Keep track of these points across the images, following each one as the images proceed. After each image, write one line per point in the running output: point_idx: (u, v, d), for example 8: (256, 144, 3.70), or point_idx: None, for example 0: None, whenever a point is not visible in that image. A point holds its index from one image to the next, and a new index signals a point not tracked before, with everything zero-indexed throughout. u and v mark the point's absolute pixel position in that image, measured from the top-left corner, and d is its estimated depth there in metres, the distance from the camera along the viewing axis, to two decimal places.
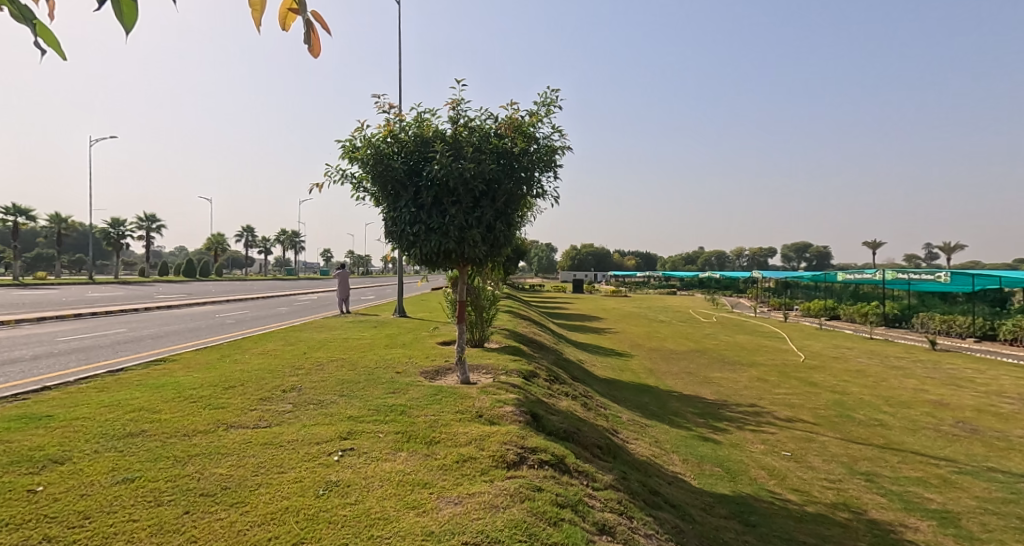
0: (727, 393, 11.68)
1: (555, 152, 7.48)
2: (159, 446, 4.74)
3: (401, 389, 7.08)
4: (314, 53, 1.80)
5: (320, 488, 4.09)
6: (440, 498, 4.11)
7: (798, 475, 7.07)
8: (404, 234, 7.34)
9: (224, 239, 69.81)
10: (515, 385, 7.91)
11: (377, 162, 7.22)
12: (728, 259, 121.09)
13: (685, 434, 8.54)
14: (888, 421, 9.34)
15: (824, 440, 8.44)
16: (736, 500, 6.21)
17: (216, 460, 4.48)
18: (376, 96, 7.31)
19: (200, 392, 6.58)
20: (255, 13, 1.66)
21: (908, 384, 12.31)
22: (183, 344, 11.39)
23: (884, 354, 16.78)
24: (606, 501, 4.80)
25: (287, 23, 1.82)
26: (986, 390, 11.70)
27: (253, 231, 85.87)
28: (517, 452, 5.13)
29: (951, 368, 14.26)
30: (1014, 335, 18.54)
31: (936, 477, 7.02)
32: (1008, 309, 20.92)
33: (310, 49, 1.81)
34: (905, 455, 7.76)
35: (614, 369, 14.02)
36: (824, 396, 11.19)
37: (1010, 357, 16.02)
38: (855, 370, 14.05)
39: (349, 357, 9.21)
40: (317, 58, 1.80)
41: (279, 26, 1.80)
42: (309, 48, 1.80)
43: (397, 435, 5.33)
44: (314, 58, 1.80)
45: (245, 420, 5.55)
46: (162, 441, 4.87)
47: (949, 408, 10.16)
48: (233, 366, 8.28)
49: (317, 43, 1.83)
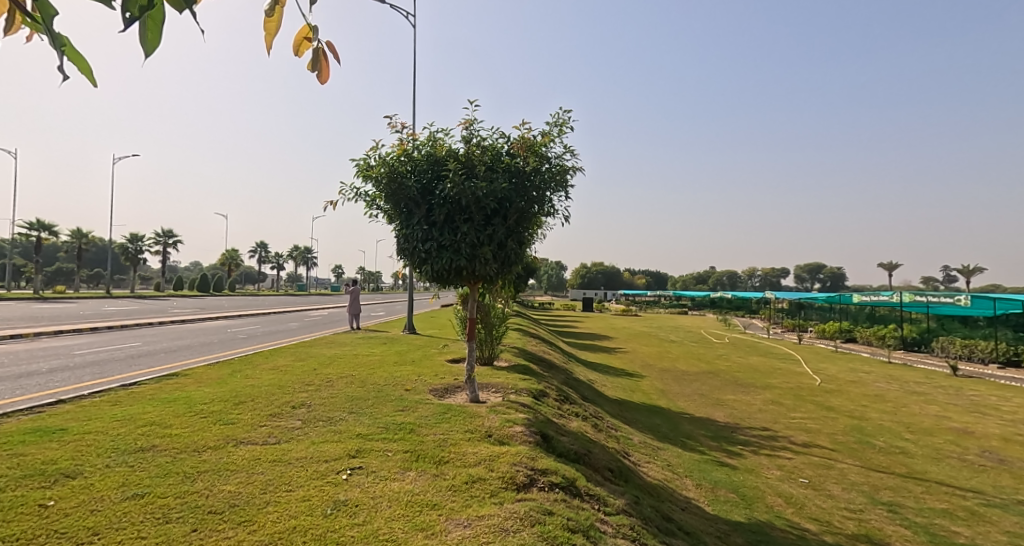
0: (740, 416, 11.49)
1: (566, 172, 7.47)
2: (170, 462, 4.70)
3: (410, 407, 7.02)
4: (321, 82, 1.78)
5: (328, 508, 4.02)
6: (449, 520, 4.02)
7: (817, 503, 6.87)
8: (416, 251, 7.36)
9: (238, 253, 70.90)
10: (525, 404, 7.82)
11: (391, 181, 7.27)
12: (740, 280, 120.14)
13: (698, 458, 8.35)
14: (911, 449, 9.09)
15: (843, 467, 8.22)
16: (752, 528, 6.04)
17: (226, 477, 4.43)
18: (389, 117, 7.43)
19: (210, 407, 6.56)
20: (267, 34, 1.63)
21: (929, 411, 12.01)
22: (195, 359, 11.42)
23: (903, 379, 16.42)
24: (618, 526, 4.68)
25: (299, 50, 1.80)
26: (1012, 418, 11.37)
27: (266, 247, 87.28)
28: (527, 474, 5.03)
29: (975, 395, 13.90)
30: None
31: (963, 509, 6.79)
32: None
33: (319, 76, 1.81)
34: (929, 486, 7.53)
35: (625, 390, 13.83)
36: (843, 421, 10.94)
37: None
38: (873, 395, 13.75)
39: (358, 374, 9.16)
40: (324, 86, 1.79)
41: (290, 53, 1.78)
42: (318, 76, 1.79)
43: (406, 454, 5.25)
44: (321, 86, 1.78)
45: (255, 436, 5.52)
46: (173, 456, 4.83)
47: (974, 437, 9.87)
48: (243, 381, 8.26)
49: (325, 72, 1.81)
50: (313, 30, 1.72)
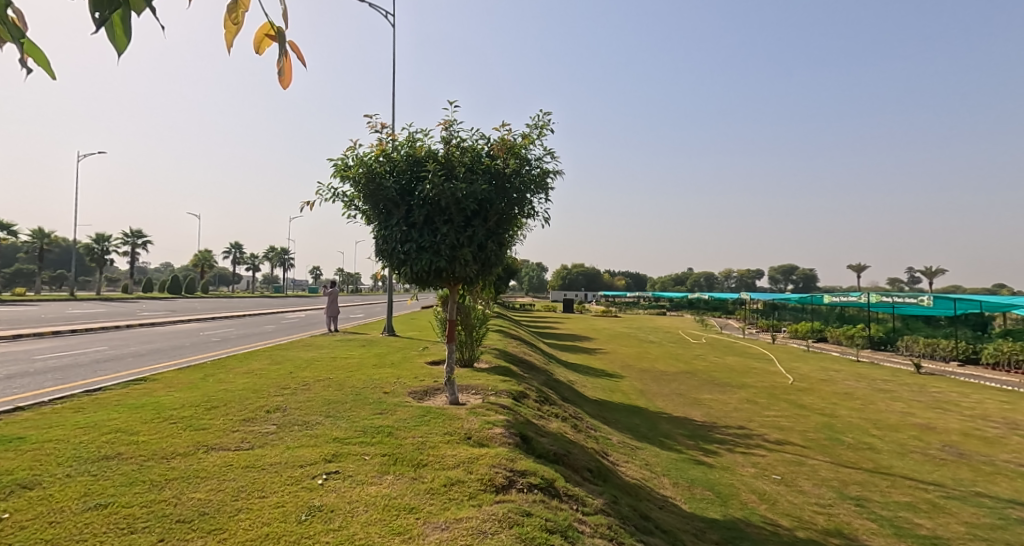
0: (717, 414, 11.69)
1: (546, 174, 7.55)
2: (136, 470, 4.63)
3: (389, 410, 7.01)
4: (285, 83, 1.79)
5: (303, 514, 4.01)
6: (426, 524, 4.04)
7: (789, 499, 7.04)
8: (394, 252, 7.33)
9: (210, 254, 69.79)
10: (505, 406, 7.87)
11: (369, 181, 7.26)
12: (717, 281, 121.90)
13: (676, 457, 8.49)
14: (877, 445, 9.37)
15: (814, 464, 8.42)
16: (727, 525, 6.17)
17: (195, 485, 4.38)
18: (368, 117, 7.39)
19: (180, 413, 6.47)
20: (232, 34, 1.65)
21: (895, 407, 12.37)
22: (164, 363, 11.20)
23: (871, 377, 16.89)
24: (596, 526, 4.75)
25: (261, 48, 1.82)
26: (971, 413, 11.79)
27: (240, 248, 86.04)
28: (506, 476, 5.06)
29: (937, 392, 14.36)
30: (996, 360, 18.87)
31: (925, 502, 7.02)
32: (989, 333, 21.25)
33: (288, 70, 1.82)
34: (895, 480, 7.76)
35: (605, 390, 13.95)
36: (814, 419, 11.21)
37: (994, 381, 16.17)
38: (843, 393, 14.11)
39: (336, 376, 9.09)
40: (288, 87, 1.80)
41: (253, 50, 1.80)
42: (282, 77, 1.80)
43: (384, 458, 5.25)
44: (285, 86, 1.79)
45: (227, 442, 5.46)
46: (140, 464, 4.77)
47: (936, 432, 10.20)
48: (216, 386, 8.15)
49: (288, 73, 1.82)
50: (278, 30, 1.75)
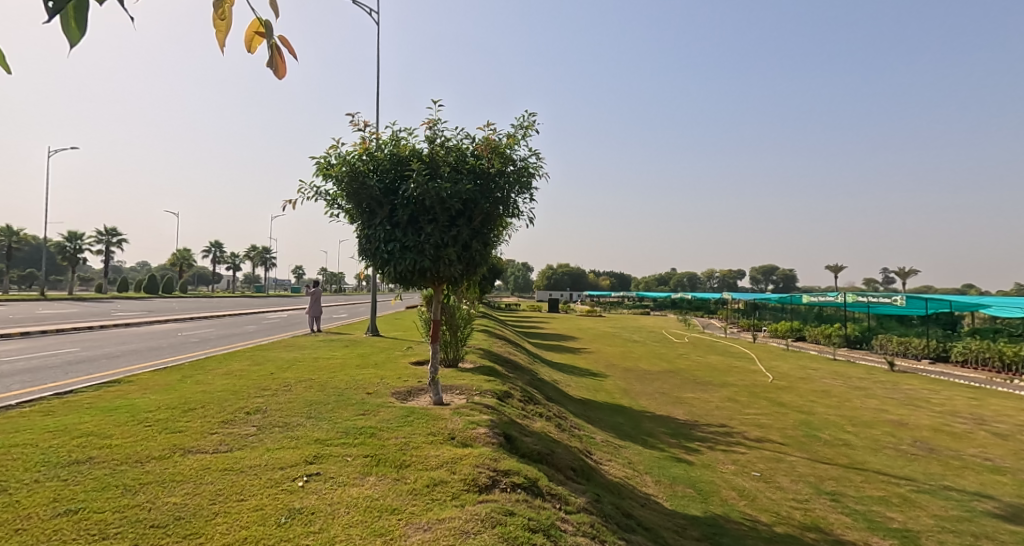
0: (699, 413, 11.85)
1: (531, 174, 7.60)
2: (108, 474, 4.59)
3: (372, 411, 7.01)
4: (280, 78, 1.83)
5: (282, 516, 4.01)
6: (408, 525, 4.07)
7: (767, 495, 7.18)
8: (378, 251, 7.31)
9: (189, 253, 68.89)
10: (489, 405, 7.91)
11: (352, 180, 7.25)
12: (699, 281, 123.17)
13: (658, 455, 8.60)
14: (852, 441, 9.58)
15: (791, 460, 8.59)
16: (707, 521, 6.28)
17: (171, 489, 4.36)
18: (351, 114, 7.33)
19: (156, 415, 6.41)
20: (220, 32, 1.68)
21: (870, 404, 12.65)
22: (139, 364, 11.05)
23: (847, 375, 17.24)
24: (578, 524, 4.81)
25: (253, 47, 1.86)
26: (941, 410, 12.10)
27: (220, 247, 84.98)
28: (489, 476, 5.10)
29: (910, 389, 14.71)
30: (965, 357, 19.38)
31: (896, 496, 7.20)
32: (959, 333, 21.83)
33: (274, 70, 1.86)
34: (868, 475, 7.95)
35: (589, 390, 14.06)
36: (792, 416, 11.42)
37: (962, 378, 16.63)
38: (820, 391, 14.39)
39: (318, 377, 9.06)
40: (283, 81, 1.84)
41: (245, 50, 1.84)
42: (275, 72, 1.84)
43: (366, 459, 5.26)
44: (280, 81, 1.83)
45: (205, 444, 5.43)
46: (112, 468, 4.72)
47: (907, 428, 10.46)
48: (193, 387, 8.08)
49: (282, 67, 1.86)
50: (266, 26, 1.79)
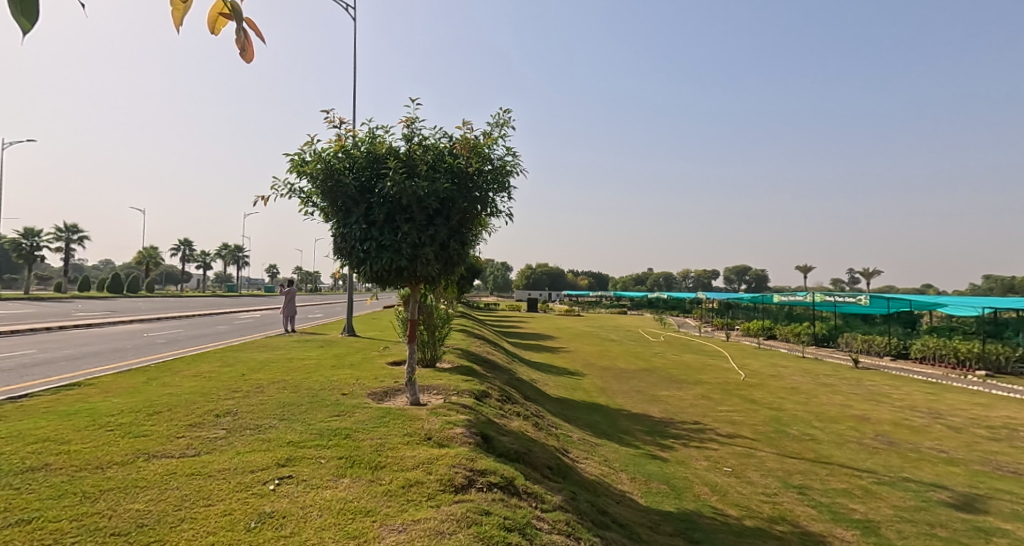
0: (673, 410, 12.05)
1: (509, 173, 7.66)
2: (66, 481, 4.52)
3: (347, 412, 6.99)
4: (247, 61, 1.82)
5: (251, 521, 4.00)
6: (383, 526, 4.09)
7: (738, 490, 7.36)
8: (354, 250, 7.30)
9: (155, 251, 67.46)
10: (466, 405, 7.94)
11: (327, 178, 7.22)
12: (675, 281, 124.79)
13: (633, 452, 8.73)
14: (819, 436, 9.86)
15: (761, 455, 8.81)
16: (680, 517, 6.41)
17: (133, 495, 4.31)
18: (326, 112, 7.33)
19: (118, 419, 6.30)
20: (179, 14, 1.67)
21: (835, 400, 13.03)
22: (101, 367, 10.81)
23: (815, 372, 17.71)
24: (554, 522, 4.89)
25: (217, 27, 1.85)
26: (901, 404, 12.54)
27: (189, 245, 83.32)
28: (466, 476, 5.15)
29: (873, 385, 15.19)
30: (922, 354, 20.06)
31: (859, 488, 7.45)
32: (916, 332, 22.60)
33: (242, 55, 1.86)
34: (833, 468, 8.20)
35: (567, 388, 14.19)
36: (763, 413, 11.70)
37: (919, 374, 17.23)
38: (790, 387, 14.76)
39: (292, 378, 8.98)
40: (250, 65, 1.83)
41: (209, 30, 1.83)
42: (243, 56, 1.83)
43: (340, 461, 5.26)
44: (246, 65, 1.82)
45: (170, 449, 5.37)
46: (70, 475, 4.65)
47: (870, 423, 10.81)
48: (159, 390, 7.95)
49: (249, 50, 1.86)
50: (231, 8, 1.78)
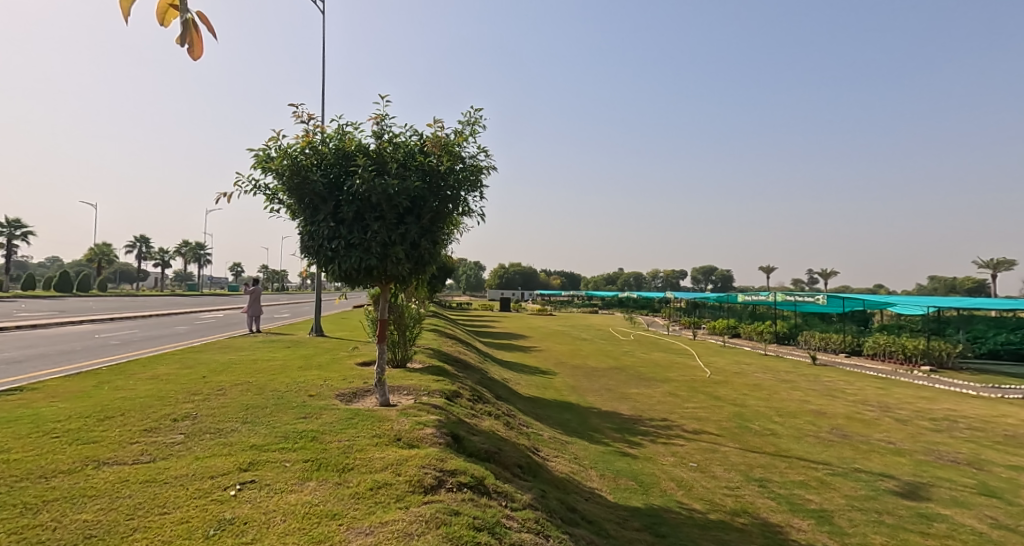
0: (642, 408, 12.28)
1: (480, 172, 7.71)
2: (7, 492, 4.40)
3: (313, 413, 6.96)
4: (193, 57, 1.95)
5: (210, 528, 3.98)
6: (349, 530, 4.11)
7: (703, 484, 7.57)
8: (322, 249, 7.27)
9: (106, 248, 65.49)
10: (437, 406, 7.97)
11: (294, 174, 7.15)
12: (644, 280, 126.54)
13: (603, 449, 8.89)
14: (779, 430, 10.19)
15: (725, 450, 9.07)
16: (647, 512, 6.57)
17: (80, 505, 4.23)
18: (294, 107, 7.27)
19: (65, 425, 6.14)
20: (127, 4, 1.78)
21: (794, 395, 13.47)
22: (49, 370, 10.47)
23: (776, 369, 18.26)
24: (524, 521, 4.98)
25: (166, 19, 1.96)
26: (854, 399, 13.05)
27: (145, 242, 80.85)
28: (436, 476, 5.19)
29: (829, 381, 15.75)
30: (874, 351, 20.83)
31: (815, 479, 7.75)
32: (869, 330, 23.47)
33: (190, 50, 1.99)
34: (792, 461, 8.50)
35: (538, 387, 14.31)
36: (727, 409, 12.02)
37: (871, 370, 17.92)
38: (753, 384, 15.19)
39: (256, 380, 8.87)
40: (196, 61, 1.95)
41: (158, 21, 1.94)
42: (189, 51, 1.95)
43: (306, 464, 5.25)
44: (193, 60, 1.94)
45: (123, 455, 5.27)
46: (12, 485, 4.53)
47: (826, 417, 11.22)
48: (112, 394, 7.76)
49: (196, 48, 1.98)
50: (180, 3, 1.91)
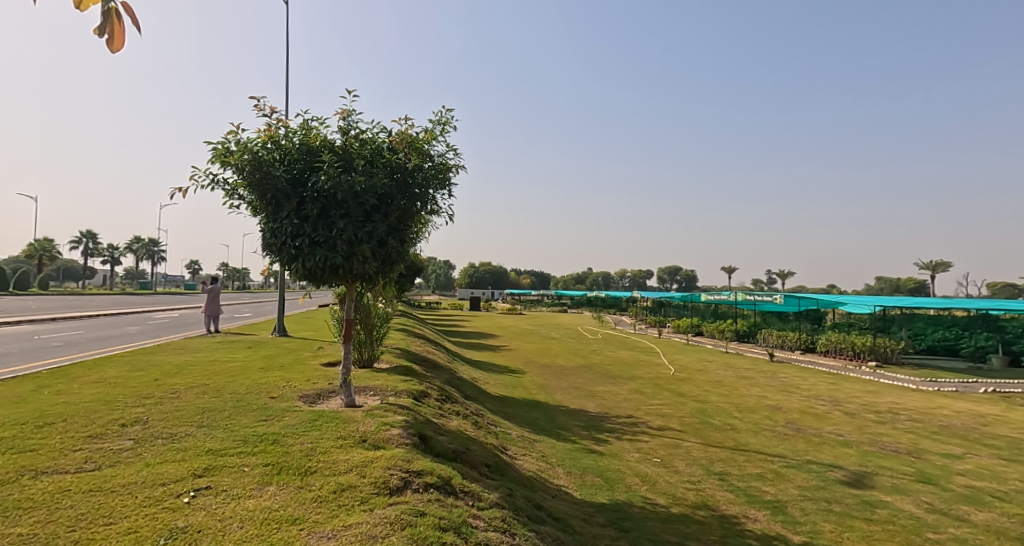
0: (609, 405, 12.47)
1: (448, 170, 7.73)
2: None
3: (275, 416, 6.87)
4: (113, 46, 1.92)
5: (161, 537, 3.90)
6: (311, 534, 4.09)
7: (666, 479, 7.76)
8: (285, 246, 7.16)
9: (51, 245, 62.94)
10: (404, 406, 7.95)
11: (255, 168, 7.02)
12: (612, 280, 128.02)
13: (570, 447, 9.01)
14: (738, 425, 10.50)
15: (687, 445, 9.31)
16: (612, 507, 6.71)
17: (16, 518, 4.10)
18: (257, 100, 7.11)
19: (2, 433, 5.91)
20: None
21: (754, 391, 13.89)
22: None
23: (737, 366, 18.77)
24: (490, 519, 5.03)
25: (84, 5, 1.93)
26: (808, 394, 13.54)
27: (93, 238, 77.80)
28: (401, 477, 5.20)
29: (786, 377, 16.27)
30: (826, 348, 21.58)
31: (771, 472, 8.02)
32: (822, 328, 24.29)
33: (109, 40, 1.93)
34: (750, 455, 8.77)
35: (506, 386, 14.38)
36: (690, 405, 12.31)
37: (824, 366, 18.58)
38: (714, 381, 15.59)
39: (214, 382, 8.68)
40: (115, 50, 1.93)
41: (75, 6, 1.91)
42: (109, 39, 1.92)
43: (266, 468, 5.19)
44: (112, 49, 1.92)
45: (64, 464, 5.11)
46: None
47: (782, 411, 11.61)
48: (55, 398, 7.49)
49: (116, 35, 1.94)
50: None
